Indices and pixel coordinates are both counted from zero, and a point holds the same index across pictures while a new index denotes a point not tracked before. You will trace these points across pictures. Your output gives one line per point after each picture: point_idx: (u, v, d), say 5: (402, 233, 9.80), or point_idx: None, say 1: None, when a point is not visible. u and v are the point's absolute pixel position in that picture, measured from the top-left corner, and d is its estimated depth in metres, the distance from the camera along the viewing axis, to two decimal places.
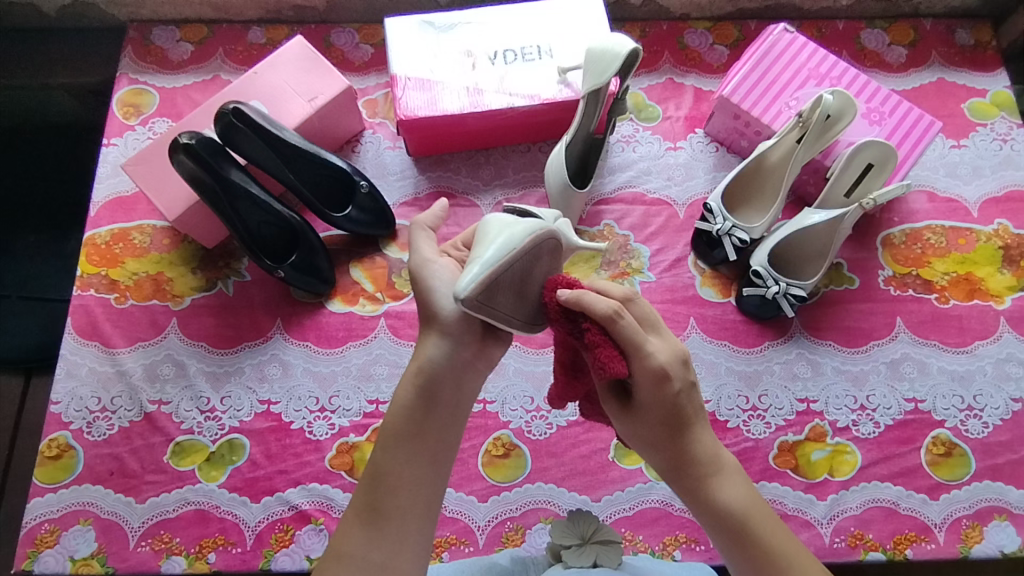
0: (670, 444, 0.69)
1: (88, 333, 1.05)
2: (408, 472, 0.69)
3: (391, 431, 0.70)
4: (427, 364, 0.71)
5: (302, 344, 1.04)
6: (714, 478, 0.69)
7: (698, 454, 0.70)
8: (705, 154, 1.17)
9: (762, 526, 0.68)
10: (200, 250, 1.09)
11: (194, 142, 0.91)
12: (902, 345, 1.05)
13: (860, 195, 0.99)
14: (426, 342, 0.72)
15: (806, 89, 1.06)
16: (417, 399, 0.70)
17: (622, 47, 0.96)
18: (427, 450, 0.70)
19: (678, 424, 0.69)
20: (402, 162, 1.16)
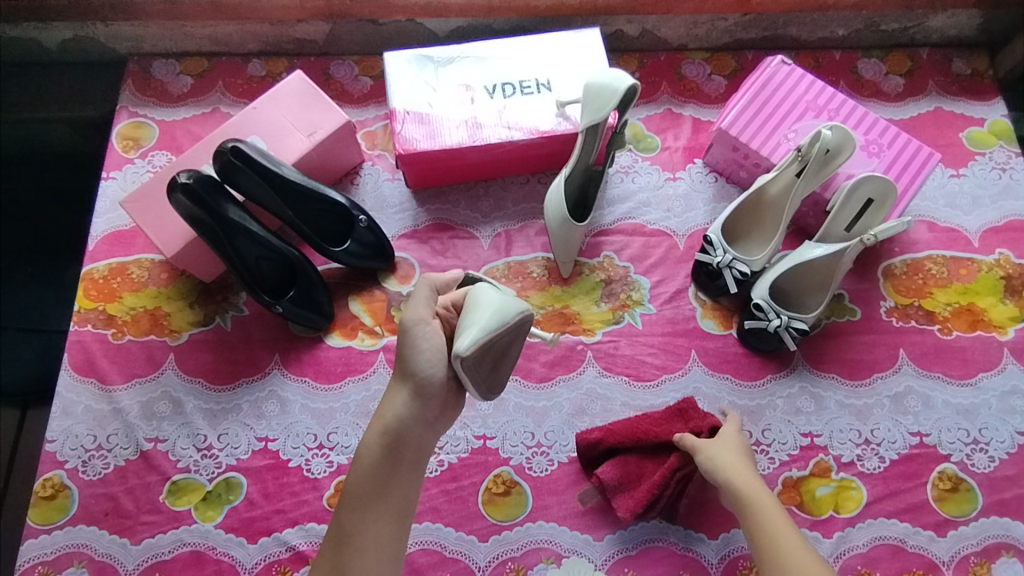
0: (731, 459, 0.89)
1: (85, 370, 1.04)
2: (374, 526, 0.79)
3: (356, 490, 0.80)
4: (390, 426, 0.79)
5: (301, 380, 1.04)
6: (755, 488, 0.86)
7: (744, 474, 0.88)
8: (704, 184, 1.17)
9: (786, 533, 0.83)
10: (198, 284, 1.09)
11: (193, 181, 0.90)
12: (906, 378, 1.04)
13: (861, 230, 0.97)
14: (394, 399, 0.79)
15: (804, 122, 1.06)
16: (378, 460, 0.79)
17: (619, 84, 0.95)
18: (390, 502, 0.80)
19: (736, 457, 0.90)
20: (401, 194, 1.16)
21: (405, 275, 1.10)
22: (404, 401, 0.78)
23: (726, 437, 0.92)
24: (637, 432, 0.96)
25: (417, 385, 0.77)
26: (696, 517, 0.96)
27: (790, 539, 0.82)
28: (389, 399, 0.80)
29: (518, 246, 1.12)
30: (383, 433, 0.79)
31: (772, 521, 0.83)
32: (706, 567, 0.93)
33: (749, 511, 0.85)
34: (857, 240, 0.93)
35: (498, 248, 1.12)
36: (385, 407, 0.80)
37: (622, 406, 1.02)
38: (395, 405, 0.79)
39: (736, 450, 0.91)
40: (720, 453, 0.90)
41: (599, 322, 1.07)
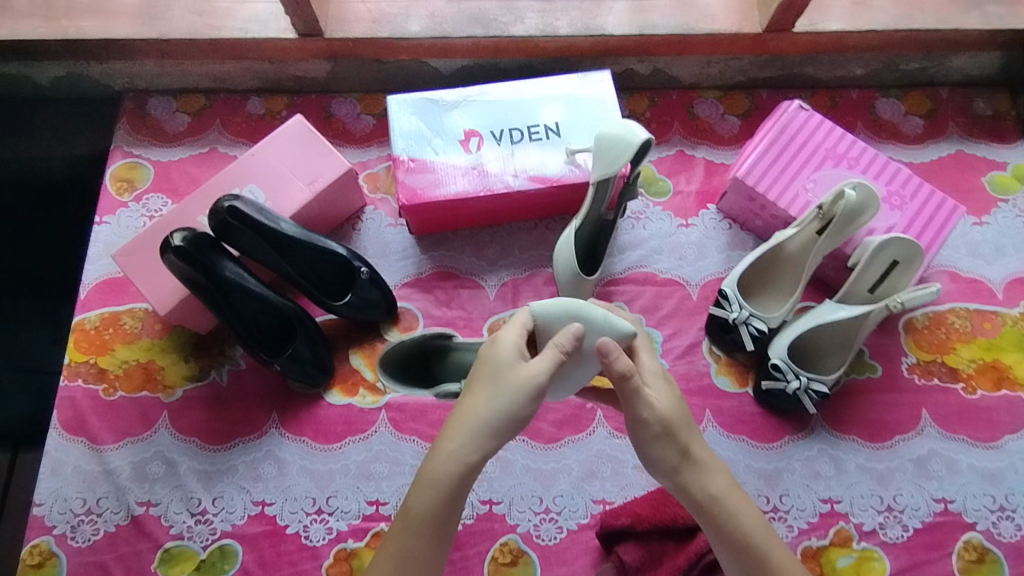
0: (694, 456, 0.70)
1: (74, 428, 1.00)
2: (424, 554, 0.66)
3: (426, 519, 0.66)
4: (475, 434, 0.66)
5: (299, 439, 1.00)
6: (720, 488, 0.71)
7: (709, 474, 0.71)
8: (718, 231, 1.12)
9: (770, 548, 0.70)
10: (192, 336, 1.05)
11: (186, 242, 0.85)
12: (928, 440, 1.00)
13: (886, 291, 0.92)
14: (483, 415, 0.66)
15: (823, 171, 1.01)
16: (455, 475, 0.65)
17: (633, 139, 0.90)
18: (448, 527, 0.67)
19: (699, 446, 0.71)
20: (404, 240, 1.11)
21: (408, 327, 1.06)
22: (500, 404, 0.65)
23: (667, 397, 0.70)
24: (662, 517, 0.90)
25: (523, 389, 0.65)
26: None
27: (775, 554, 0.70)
28: (474, 401, 0.67)
29: (525, 297, 1.08)
30: (462, 440, 0.66)
31: (751, 537, 0.70)
32: None
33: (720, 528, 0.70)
34: (881, 306, 0.89)
35: (505, 299, 1.08)
36: (472, 407, 0.66)
37: (634, 469, 0.98)
38: (482, 407, 0.66)
39: (676, 407, 0.70)
40: (670, 441, 0.69)
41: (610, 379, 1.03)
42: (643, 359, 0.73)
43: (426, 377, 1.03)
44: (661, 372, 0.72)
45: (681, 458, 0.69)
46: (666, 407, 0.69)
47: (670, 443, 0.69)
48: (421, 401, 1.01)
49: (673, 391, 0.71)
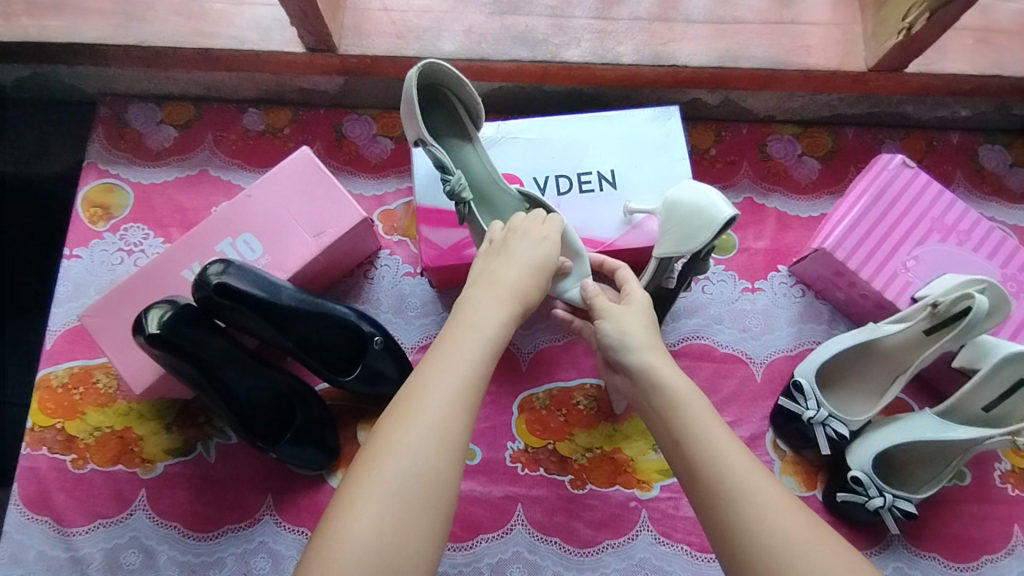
0: (663, 366, 0.69)
1: (38, 506, 0.86)
2: (428, 445, 0.55)
3: (440, 373, 0.60)
4: (498, 305, 0.67)
5: (298, 530, 0.86)
6: (701, 432, 0.63)
7: (690, 415, 0.64)
8: (789, 299, 0.97)
9: (767, 511, 0.56)
10: (176, 400, 0.90)
11: (168, 330, 0.70)
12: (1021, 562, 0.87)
13: (1003, 411, 0.77)
14: (509, 275, 0.70)
15: (927, 247, 0.86)
16: (467, 361, 0.61)
17: (714, 220, 0.74)
18: (461, 434, 0.57)
19: (681, 387, 0.67)
20: (424, 293, 0.96)
21: None
22: (505, 309, 0.67)
23: (638, 313, 0.74)
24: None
25: (522, 296, 0.69)
26: None
27: (771, 522, 0.55)
28: (478, 299, 0.67)
29: (564, 369, 0.94)
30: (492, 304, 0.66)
31: (735, 496, 0.57)
32: None
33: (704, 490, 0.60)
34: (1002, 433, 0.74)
35: (540, 371, 0.94)
36: (473, 312, 0.65)
37: None
38: (495, 307, 0.67)
39: (645, 319, 0.74)
40: (635, 336, 0.71)
41: (657, 473, 0.90)
42: (631, 287, 0.78)
43: None
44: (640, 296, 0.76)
45: (646, 394, 0.69)
46: (633, 322, 0.73)
47: (635, 335, 0.72)
48: None
49: (646, 310, 0.75)
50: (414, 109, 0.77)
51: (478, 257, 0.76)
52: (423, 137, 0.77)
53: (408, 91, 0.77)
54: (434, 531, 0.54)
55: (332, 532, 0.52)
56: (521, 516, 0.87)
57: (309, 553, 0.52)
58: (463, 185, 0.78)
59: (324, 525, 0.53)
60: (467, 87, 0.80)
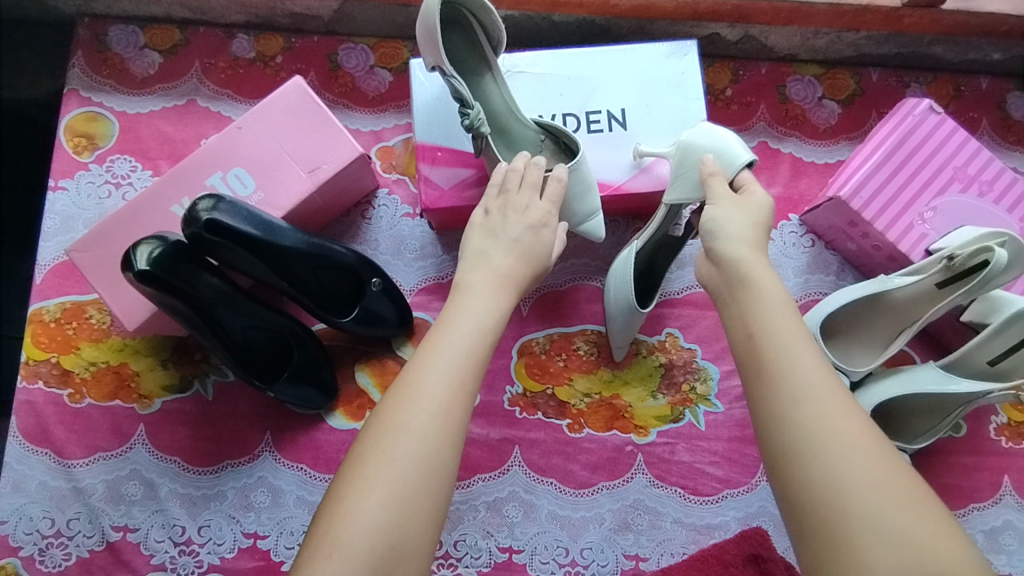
0: (750, 258, 0.65)
1: (37, 439, 0.87)
2: (422, 435, 0.55)
3: (432, 357, 0.60)
4: (492, 289, 0.67)
5: (297, 466, 0.87)
6: (777, 328, 0.59)
7: (769, 310, 0.61)
8: (798, 249, 0.94)
9: (826, 415, 0.54)
10: (171, 337, 0.89)
11: (157, 268, 0.68)
12: (1006, 511, 0.89)
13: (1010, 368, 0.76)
14: (499, 256, 0.70)
15: (947, 198, 0.83)
16: (459, 349, 0.61)
17: (731, 167, 0.74)
18: (457, 425, 0.57)
19: (764, 284, 0.63)
20: (424, 235, 0.94)
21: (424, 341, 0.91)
22: (499, 296, 0.67)
23: (746, 208, 0.69)
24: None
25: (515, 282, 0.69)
26: None
27: (831, 427, 0.53)
28: (475, 287, 0.67)
29: (565, 315, 0.92)
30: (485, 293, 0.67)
31: (800, 396, 0.55)
32: None
33: (769, 383, 0.57)
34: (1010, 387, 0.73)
35: (540, 316, 0.92)
36: (469, 300, 0.66)
37: (673, 523, 0.87)
38: (488, 297, 0.66)
39: (750, 216, 0.68)
40: (737, 223, 0.67)
41: (654, 419, 0.90)
42: (712, 185, 0.71)
43: None
44: (756, 194, 0.70)
45: (727, 281, 0.65)
46: (735, 210, 0.68)
47: (730, 226, 0.67)
48: None
49: (760, 209, 0.69)
50: (436, 37, 0.72)
51: (472, 224, 0.74)
52: (443, 65, 0.73)
53: (428, 16, 0.72)
54: (433, 521, 0.54)
55: (328, 524, 0.52)
56: (518, 458, 0.88)
57: (306, 547, 0.52)
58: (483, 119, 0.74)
59: (323, 513, 0.53)
60: (492, 12, 0.75)
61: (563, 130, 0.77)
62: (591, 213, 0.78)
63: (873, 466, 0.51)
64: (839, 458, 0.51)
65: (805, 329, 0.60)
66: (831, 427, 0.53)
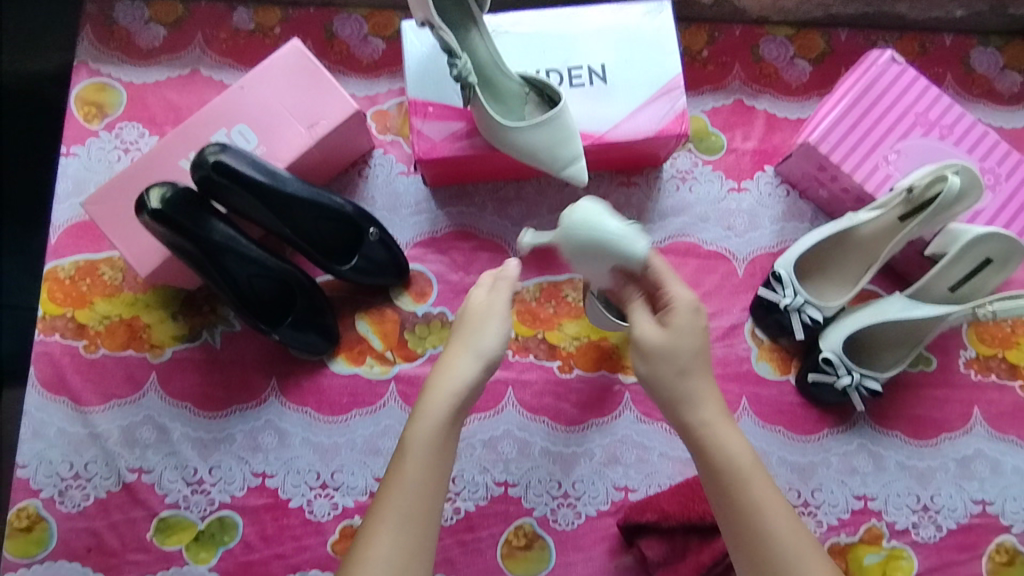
0: (702, 423, 0.71)
1: (55, 388, 0.91)
2: (419, 484, 0.67)
3: (416, 441, 0.69)
4: (472, 356, 0.72)
5: (302, 409, 0.92)
6: (722, 438, 0.70)
7: (709, 411, 0.71)
8: (774, 198, 0.99)
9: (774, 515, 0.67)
10: (181, 290, 0.94)
11: (167, 206, 0.72)
12: (976, 440, 0.94)
13: (968, 292, 0.81)
14: (458, 364, 0.72)
15: (910, 140, 0.88)
16: (442, 413, 0.70)
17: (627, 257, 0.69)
18: (441, 476, 0.68)
19: (699, 381, 0.71)
20: (418, 192, 0.99)
21: (420, 292, 0.96)
22: (475, 357, 0.72)
23: (679, 334, 0.70)
24: (691, 513, 0.85)
25: (484, 351, 0.72)
26: None
27: (778, 525, 0.67)
28: (444, 363, 0.73)
29: (554, 264, 0.97)
30: (468, 364, 0.72)
31: (759, 513, 0.67)
32: None
33: (723, 498, 0.69)
34: (968, 309, 0.78)
35: (529, 265, 0.97)
36: (440, 376, 0.72)
37: (659, 457, 0.92)
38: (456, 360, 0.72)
39: (671, 354, 0.71)
40: (674, 349, 0.71)
41: None
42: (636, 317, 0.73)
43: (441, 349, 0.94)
44: (676, 305, 0.70)
45: (660, 397, 0.73)
46: (665, 362, 0.71)
47: (651, 366, 0.72)
48: None
49: (696, 333, 0.71)
50: None
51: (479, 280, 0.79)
52: (430, 19, 0.78)
53: None
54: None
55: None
56: (511, 398, 0.93)
57: None
58: (470, 70, 0.79)
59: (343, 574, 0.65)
60: None
61: (546, 83, 0.83)
62: (573, 158, 0.82)
63: (814, 556, 0.66)
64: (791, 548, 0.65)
65: (739, 434, 0.71)
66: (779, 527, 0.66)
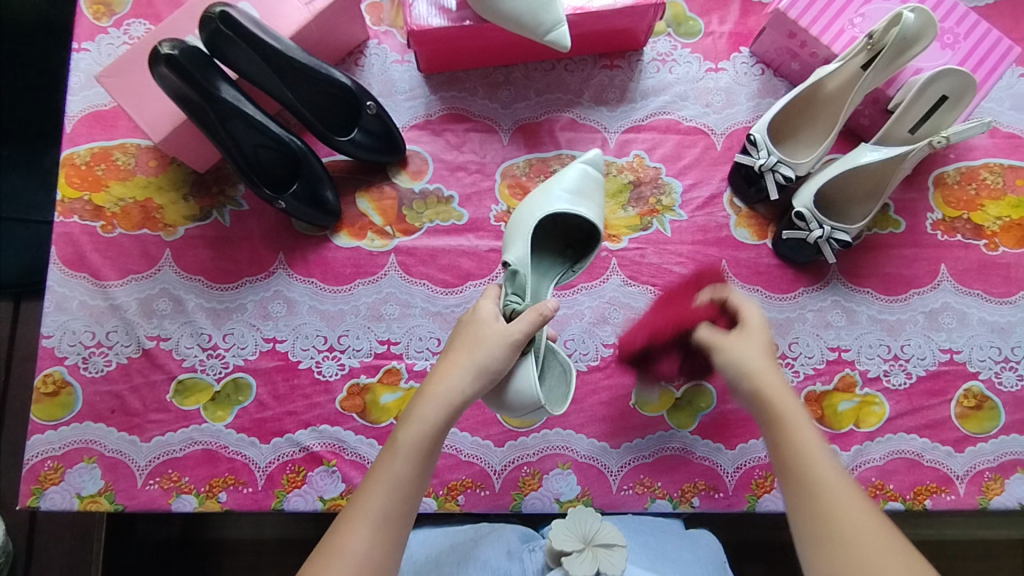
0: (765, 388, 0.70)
1: (76, 265, 0.97)
2: (407, 481, 0.64)
3: (398, 461, 0.65)
4: (471, 372, 0.70)
5: (308, 280, 0.98)
6: (777, 389, 0.70)
7: (757, 342, 0.74)
8: (749, 77, 1.03)
9: (825, 456, 0.65)
10: (192, 173, 1.00)
11: (177, 53, 0.81)
12: (943, 294, 0.99)
13: (926, 133, 0.89)
14: (454, 373, 0.70)
15: (873, 5, 0.94)
16: (437, 416, 0.67)
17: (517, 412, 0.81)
18: (427, 473, 0.66)
19: (761, 323, 0.76)
20: (412, 78, 1.03)
21: (417, 171, 1.01)
22: (471, 372, 0.70)
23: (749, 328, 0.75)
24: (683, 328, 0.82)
25: (484, 368, 0.70)
26: (715, 427, 0.95)
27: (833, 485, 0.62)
28: (439, 378, 0.70)
29: (541, 142, 1.02)
30: (464, 378, 0.69)
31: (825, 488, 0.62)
32: (721, 476, 0.94)
33: (792, 457, 0.65)
34: (925, 144, 0.85)
35: (519, 144, 1.02)
36: (437, 387, 0.69)
37: None
38: (446, 367, 0.71)
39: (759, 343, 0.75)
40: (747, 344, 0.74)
41: (625, 228, 1.00)
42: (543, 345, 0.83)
43: (438, 222, 0.99)
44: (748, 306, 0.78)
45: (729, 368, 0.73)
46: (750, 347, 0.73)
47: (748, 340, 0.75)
48: (432, 245, 0.99)
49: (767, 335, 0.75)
50: None
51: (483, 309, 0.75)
52: None
53: None
54: None
55: None
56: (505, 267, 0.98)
57: None
58: None
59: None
60: None
61: None
62: (556, 23, 0.90)
63: (858, 498, 0.62)
64: (840, 485, 0.62)
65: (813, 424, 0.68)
66: (828, 469, 0.64)
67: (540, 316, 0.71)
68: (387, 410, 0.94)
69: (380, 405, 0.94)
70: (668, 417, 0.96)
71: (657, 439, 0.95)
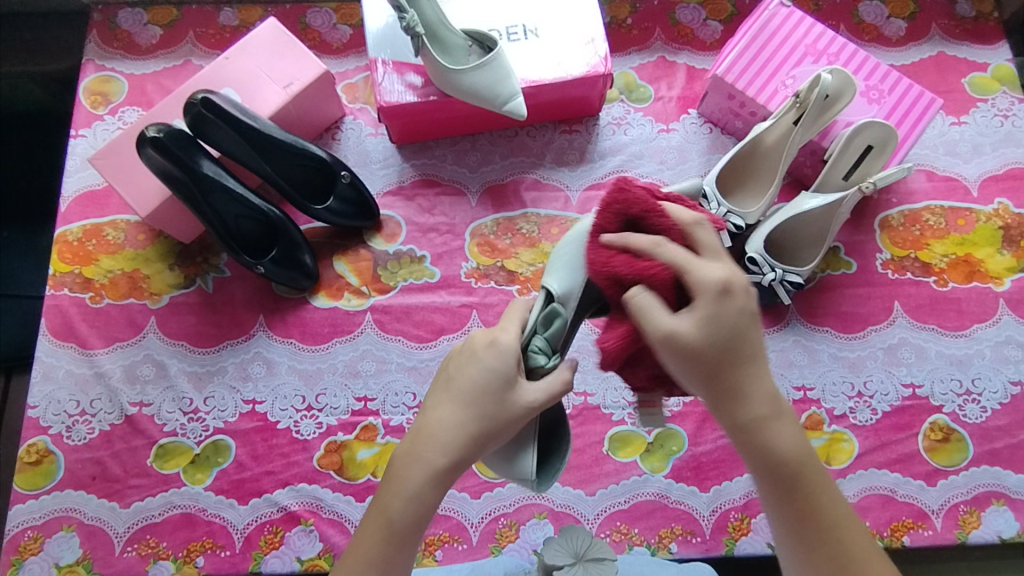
0: (773, 423, 0.57)
1: (64, 335, 1.01)
2: (371, 566, 0.58)
3: (370, 539, 0.59)
4: (462, 432, 0.60)
5: (286, 341, 1.02)
6: (790, 445, 0.57)
7: (757, 371, 0.57)
8: (698, 136, 1.11)
9: (848, 525, 0.58)
10: (178, 245, 1.06)
11: (162, 135, 0.90)
12: (899, 330, 1.03)
13: (858, 178, 0.99)
14: (448, 420, 0.60)
15: (803, 67, 1.03)
16: (419, 489, 0.59)
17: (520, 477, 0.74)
18: (401, 557, 0.59)
19: (752, 332, 0.57)
20: (385, 149, 1.11)
21: (391, 234, 1.07)
22: (465, 429, 0.60)
23: (711, 324, 0.55)
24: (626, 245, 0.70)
25: (477, 430, 0.60)
26: (689, 471, 0.97)
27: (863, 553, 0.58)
28: (430, 425, 0.61)
29: (508, 202, 1.08)
30: (451, 436, 0.60)
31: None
32: (698, 519, 0.95)
33: (816, 536, 0.57)
34: (856, 188, 0.95)
35: (486, 205, 1.08)
36: (423, 444, 0.60)
37: None
38: (443, 413, 0.61)
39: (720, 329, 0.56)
40: (750, 378, 0.57)
41: None
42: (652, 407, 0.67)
43: (412, 281, 1.04)
44: (725, 282, 0.56)
45: (719, 398, 0.57)
46: (723, 315, 0.55)
47: (719, 343, 0.55)
48: (406, 302, 1.03)
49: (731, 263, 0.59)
50: None
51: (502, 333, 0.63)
52: None
53: None
54: None
55: None
56: (476, 320, 1.02)
57: None
58: (416, 22, 0.95)
59: None
60: None
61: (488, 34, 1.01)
62: (511, 95, 0.99)
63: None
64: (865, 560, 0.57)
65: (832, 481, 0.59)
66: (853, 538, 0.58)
67: (561, 386, 0.62)
68: (364, 466, 0.96)
69: (358, 461, 0.96)
70: (642, 462, 0.97)
71: (634, 483, 0.96)
